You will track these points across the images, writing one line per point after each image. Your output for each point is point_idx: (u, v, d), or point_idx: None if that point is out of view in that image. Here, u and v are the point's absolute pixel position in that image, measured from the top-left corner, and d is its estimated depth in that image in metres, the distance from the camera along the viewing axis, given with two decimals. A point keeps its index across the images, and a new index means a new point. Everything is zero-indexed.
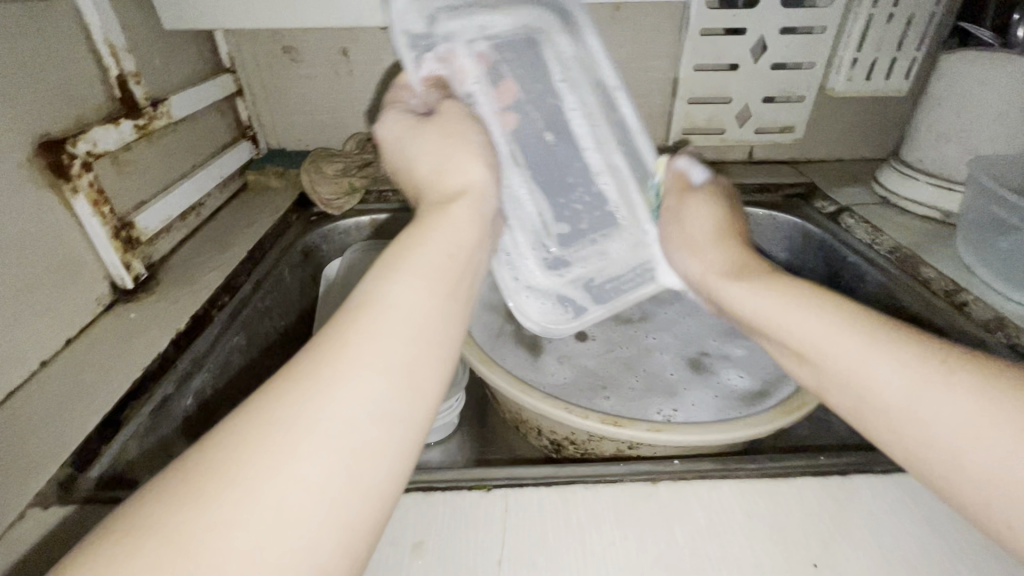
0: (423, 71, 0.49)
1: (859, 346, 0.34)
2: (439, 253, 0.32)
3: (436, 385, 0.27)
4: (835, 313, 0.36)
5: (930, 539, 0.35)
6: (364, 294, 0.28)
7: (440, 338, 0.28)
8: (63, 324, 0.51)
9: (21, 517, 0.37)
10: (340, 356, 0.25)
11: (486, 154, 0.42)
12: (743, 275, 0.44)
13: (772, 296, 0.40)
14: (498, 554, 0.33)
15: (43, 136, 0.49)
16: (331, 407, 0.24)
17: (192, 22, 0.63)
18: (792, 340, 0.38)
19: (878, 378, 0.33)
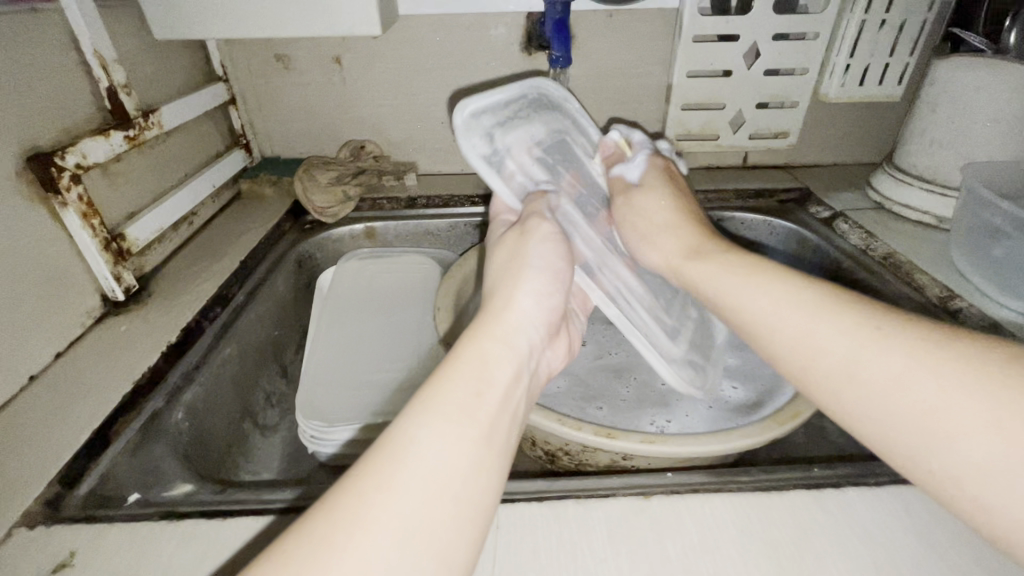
0: (509, 184, 0.49)
1: (809, 314, 0.35)
2: (471, 391, 0.30)
3: (466, 549, 0.26)
4: (783, 286, 0.37)
5: (923, 552, 0.34)
6: (388, 442, 0.27)
7: (471, 495, 0.27)
8: (52, 337, 0.51)
9: (8, 536, 0.36)
10: (354, 516, 0.25)
11: (558, 267, 0.43)
12: (701, 259, 0.44)
13: (727, 276, 0.41)
14: (490, 571, 0.33)
15: (32, 148, 0.49)
16: (341, 573, 0.23)
17: (183, 31, 0.63)
18: (746, 319, 0.38)
19: (824, 348, 0.33)
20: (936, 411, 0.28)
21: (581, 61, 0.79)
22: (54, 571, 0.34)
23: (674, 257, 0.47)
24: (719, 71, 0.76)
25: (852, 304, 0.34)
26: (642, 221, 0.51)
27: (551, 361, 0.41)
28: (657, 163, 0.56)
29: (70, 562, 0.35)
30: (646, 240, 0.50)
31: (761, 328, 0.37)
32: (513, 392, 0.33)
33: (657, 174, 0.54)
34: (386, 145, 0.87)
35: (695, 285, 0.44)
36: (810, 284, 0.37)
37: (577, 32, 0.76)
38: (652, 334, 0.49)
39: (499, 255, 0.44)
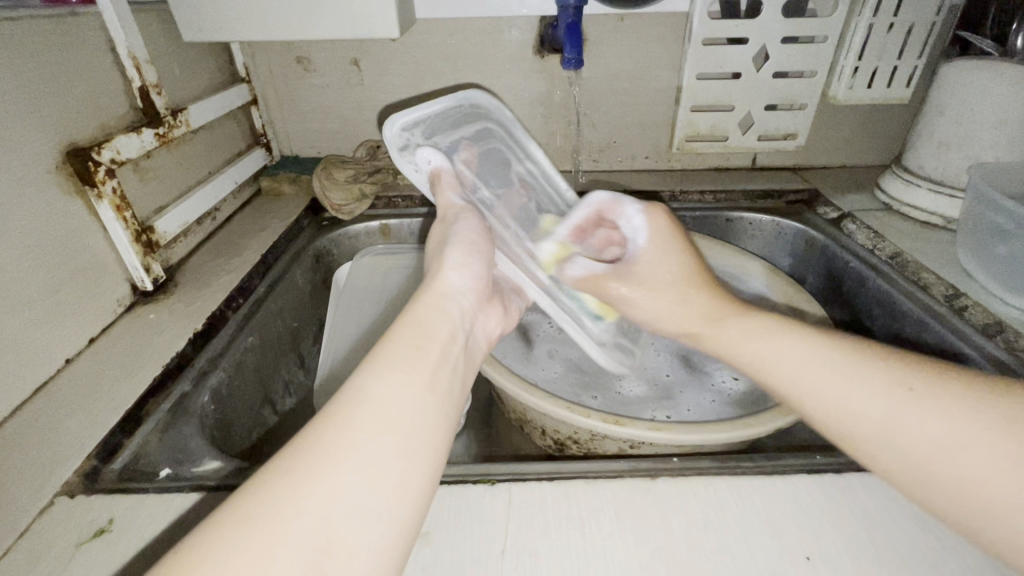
0: (432, 164, 0.50)
1: (831, 361, 0.38)
2: (408, 344, 0.34)
3: (420, 482, 0.29)
4: (812, 343, 0.40)
5: (921, 534, 0.36)
6: (344, 390, 0.30)
7: (419, 430, 0.30)
8: (86, 323, 0.53)
9: (51, 504, 0.39)
10: (325, 447, 0.27)
11: (480, 246, 0.46)
12: (728, 327, 0.44)
13: (765, 344, 0.42)
14: (501, 545, 0.35)
15: (70, 144, 0.51)
16: (314, 492, 0.26)
17: (211, 34, 0.65)
18: (783, 387, 0.40)
19: (870, 420, 0.35)
20: (974, 467, 0.31)
21: (592, 62, 0.80)
22: (93, 536, 0.37)
23: (689, 327, 0.46)
24: (728, 73, 0.78)
25: (891, 364, 0.37)
26: (635, 298, 0.48)
27: (487, 327, 0.44)
28: (659, 216, 0.50)
29: (109, 529, 0.37)
30: (652, 311, 0.48)
31: (794, 388, 0.39)
32: (454, 352, 0.36)
33: (658, 240, 0.49)
34: None
35: (732, 354, 0.43)
36: (845, 342, 0.39)
37: (589, 35, 0.78)
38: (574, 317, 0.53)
39: (430, 253, 0.47)
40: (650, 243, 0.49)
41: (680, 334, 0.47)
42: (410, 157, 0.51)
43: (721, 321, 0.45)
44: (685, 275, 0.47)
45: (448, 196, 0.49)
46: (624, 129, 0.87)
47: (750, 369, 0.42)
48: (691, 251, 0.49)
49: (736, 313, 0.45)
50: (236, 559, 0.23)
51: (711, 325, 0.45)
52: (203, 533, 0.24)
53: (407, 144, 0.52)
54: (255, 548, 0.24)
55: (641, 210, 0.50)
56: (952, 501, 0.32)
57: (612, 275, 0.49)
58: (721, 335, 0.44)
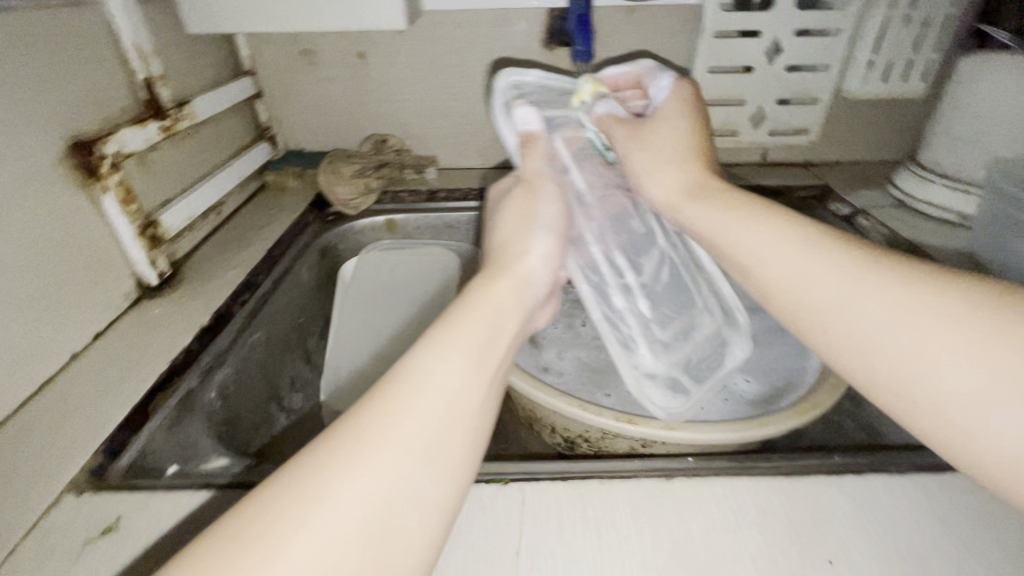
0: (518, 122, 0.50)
1: (798, 243, 0.34)
2: (483, 336, 0.34)
3: (470, 467, 0.29)
4: (784, 228, 0.36)
5: (946, 538, 0.35)
6: (412, 369, 0.30)
7: (477, 423, 0.30)
8: (91, 318, 0.53)
9: (56, 502, 0.38)
10: (382, 432, 0.27)
11: (563, 228, 0.47)
12: (703, 195, 0.42)
13: (729, 215, 0.39)
14: (516, 546, 0.34)
15: (74, 137, 0.50)
16: (371, 478, 0.25)
17: (216, 25, 0.65)
18: (743, 258, 0.37)
19: (845, 302, 0.31)
20: (943, 355, 0.27)
21: (602, 55, 0.79)
22: (98, 536, 0.36)
23: (673, 196, 0.44)
24: (739, 67, 0.77)
25: (864, 248, 0.33)
26: (639, 137, 0.46)
27: (539, 320, 0.45)
28: (681, 87, 0.49)
29: (115, 528, 0.36)
30: (639, 174, 0.46)
31: (756, 266, 0.36)
32: (516, 339, 0.37)
33: (675, 104, 0.48)
34: (407, 139, 0.88)
35: (697, 228, 0.41)
36: (820, 228, 0.35)
37: (599, 28, 0.77)
38: (627, 338, 0.48)
39: (511, 219, 0.48)
40: (664, 105, 0.48)
41: (660, 201, 0.45)
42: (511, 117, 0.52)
43: (698, 194, 0.42)
44: (683, 145, 0.45)
45: (536, 162, 0.50)
46: None
47: (720, 254, 0.40)
48: (702, 127, 0.47)
49: (717, 191, 0.41)
50: (285, 553, 0.22)
51: (689, 201, 0.42)
52: (247, 515, 0.24)
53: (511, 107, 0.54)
54: (316, 534, 0.23)
55: (672, 77, 0.50)
56: (904, 397, 0.28)
57: (625, 120, 0.48)
58: (693, 204, 0.42)
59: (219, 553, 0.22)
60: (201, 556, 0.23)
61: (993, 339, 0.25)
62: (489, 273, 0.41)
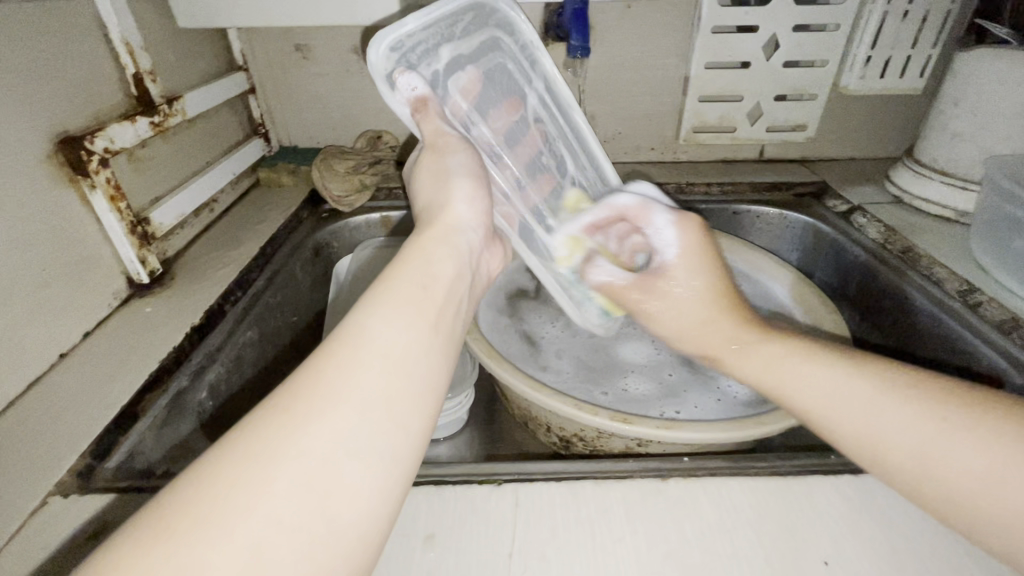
0: (403, 83, 0.42)
1: (868, 391, 0.36)
2: (416, 283, 0.33)
3: (420, 419, 0.28)
4: (851, 374, 0.37)
5: (941, 539, 0.34)
6: (343, 327, 0.29)
7: (423, 372, 0.29)
8: (80, 318, 0.52)
9: (43, 505, 0.38)
10: (318, 392, 0.26)
11: (483, 174, 0.44)
12: (747, 346, 0.44)
13: (794, 365, 0.40)
14: (509, 548, 0.34)
15: (62, 133, 0.50)
16: (311, 435, 0.25)
17: (208, 20, 0.64)
18: (807, 405, 0.38)
19: (901, 437, 0.33)
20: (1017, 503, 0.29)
21: (599, 50, 0.78)
22: (86, 539, 0.36)
23: (712, 350, 0.47)
24: (737, 63, 0.76)
25: (927, 389, 0.35)
26: (660, 314, 0.49)
27: (489, 266, 0.45)
28: (688, 228, 0.50)
29: (103, 531, 0.36)
30: (674, 328, 0.49)
31: (807, 408, 0.38)
32: (456, 285, 0.36)
33: (687, 251, 0.49)
34: (402, 135, 0.88)
35: (755, 379, 0.43)
36: (878, 372, 0.37)
37: (595, 22, 0.76)
38: (564, 279, 0.54)
39: (426, 185, 0.44)
40: (679, 256, 0.49)
41: (694, 348, 0.48)
42: (392, 82, 0.42)
43: (745, 346, 0.44)
44: (710, 297, 0.47)
45: (435, 123, 0.43)
46: (631, 119, 0.85)
47: (778, 399, 0.41)
48: (715, 258, 0.49)
49: (757, 339, 0.44)
50: (231, 517, 0.22)
51: (732, 352, 0.45)
52: (190, 488, 0.23)
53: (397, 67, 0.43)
54: (255, 497, 0.23)
55: (673, 223, 0.50)
56: (991, 538, 0.30)
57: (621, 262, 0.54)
58: (742, 359, 0.44)
59: (161, 519, 0.22)
60: (146, 524, 0.22)
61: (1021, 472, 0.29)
62: (420, 229, 0.40)
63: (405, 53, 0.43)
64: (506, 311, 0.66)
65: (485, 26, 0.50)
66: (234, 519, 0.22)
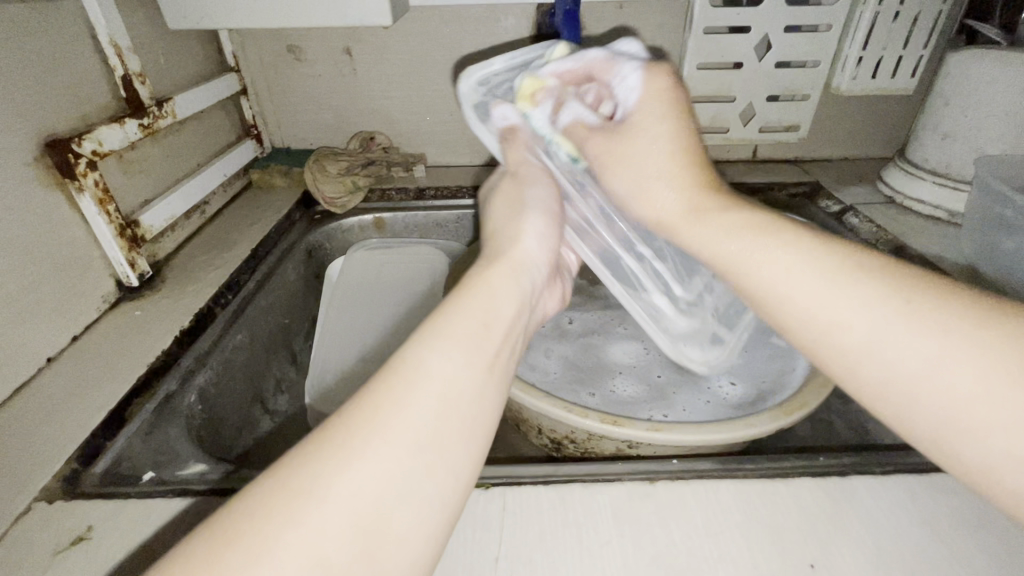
0: (494, 122, 0.48)
1: (817, 270, 0.31)
2: (476, 321, 0.31)
3: (468, 460, 0.27)
4: (800, 254, 0.32)
5: (929, 541, 0.34)
6: (401, 360, 0.28)
7: (475, 417, 0.28)
8: (68, 321, 0.52)
9: (28, 510, 0.37)
10: (371, 428, 0.25)
11: (556, 210, 0.45)
12: (703, 215, 0.36)
13: (739, 240, 0.34)
14: (496, 552, 0.34)
15: (49, 135, 0.49)
16: (364, 474, 0.24)
17: (198, 21, 0.64)
18: (755, 288, 0.33)
19: (834, 319, 0.30)
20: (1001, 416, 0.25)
21: (591, 51, 0.78)
22: (71, 544, 0.35)
23: (670, 220, 0.38)
24: (729, 63, 0.76)
25: (897, 274, 0.30)
26: (623, 196, 0.41)
27: (548, 307, 0.44)
28: (659, 75, 0.41)
29: (88, 536, 0.36)
30: (630, 188, 0.40)
31: (758, 277, 0.33)
32: (517, 327, 0.34)
33: (650, 97, 0.40)
34: (395, 137, 0.87)
35: (703, 252, 0.36)
36: (868, 259, 0.31)
37: (588, 23, 0.76)
38: (658, 312, 0.51)
39: (499, 213, 0.45)
40: (641, 104, 0.41)
41: (650, 216, 0.39)
42: (487, 121, 0.49)
43: (699, 215, 0.36)
44: (675, 159, 0.39)
45: (519, 153, 0.47)
46: None
47: (726, 270, 0.35)
48: (684, 116, 0.40)
49: (719, 207, 0.36)
50: (279, 550, 0.22)
51: (691, 219, 0.37)
52: (233, 514, 0.23)
53: (484, 100, 0.51)
54: (305, 535, 0.22)
55: (639, 68, 0.41)
56: (948, 449, 0.26)
57: (600, 129, 0.42)
58: (695, 228, 0.36)
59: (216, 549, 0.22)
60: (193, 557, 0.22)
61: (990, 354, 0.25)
62: (485, 260, 0.39)
63: (491, 99, 0.50)
64: None
65: None
66: (279, 554, 0.22)
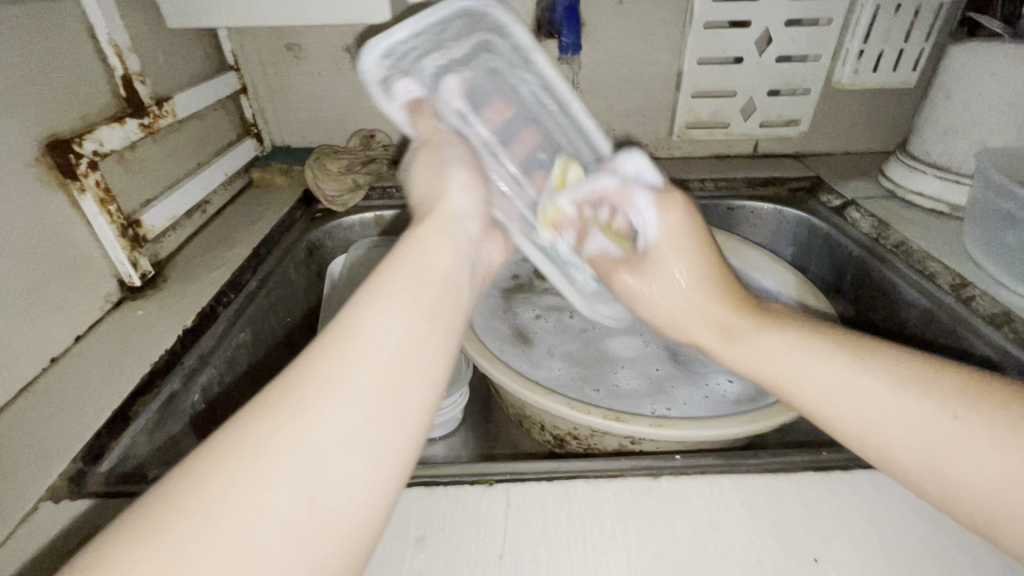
0: (397, 90, 0.46)
1: (879, 383, 0.35)
2: (411, 275, 0.32)
3: (418, 415, 0.27)
4: (857, 364, 0.36)
5: (932, 534, 0.35)
6: (341, 320, 0.29)
7: (419, 365, 0.28)
8: (71, 321, 0.52)
9: (35, 509, 0.38)
10: (310, 384, 0.26)
11: (476, 164, 0.46)
12: (737, 339, 0.43)
13: (795, 358, 0.39)
14: (500, 548, 0.34)
15: (50, 136, 0.49)
16: (304, 429, 0.24)
17: (197, 20, 0.64)
18: (812, 402, 0.37)
19: (908, 435, 0.33)
20: None
21: (591, 46, 0.78)
22: (78, 543, 0.36)
23: (711, 336, 0.45)
24: (729, 58, 0.76)
25: (967, 390, 0.33)
26: (647, 295, 0.49)
27: (489, 256, 0.44)
28: (674, 211, 0.47)
29: (94, 535, 0.36)
30: (668, 312, 0.48)
31: (816, 401, 0.37)
32: (458, 279, 0.34)
33: (673, 227, 0.47)
34: (395, 134, 0.87)
35: (747, 369, 0.42)
36: (902, 363, 0.36)
37: (588, 19, 0.76)
38: (568, 272, 0.54)
39: (420, 180, 0.45)
40: (663, 238, 0.47)
41: (684, 331, 0.48)
42: (388, 91, 0.46)
43: (740, 336, 0.43)
44: (705, 277, 0.46)
45: (429, 122, 0.47)
46: (624, 116, 0.85)
47: (778, 388, 0.40)
48: (706, 244, 0.47)
49: (750, 326, 0.43)
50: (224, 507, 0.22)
51: (725, 340, 0.44)
52: (183, 479, 0.23)
53: (389, 74, 0.46)
54: (246, 492, 0.22)
55: (653, 202, 0.48)
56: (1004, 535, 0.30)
57: (624, 262, 0.50)
58: (742, 347, 0.42)
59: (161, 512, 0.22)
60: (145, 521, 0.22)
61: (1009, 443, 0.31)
62: (419, 219, 0.40)
63: (404, 56, 0.46)
64: (500, 309, 0.66)
65: (478, 28, 0.49)
66: (223, 510, 0.22)
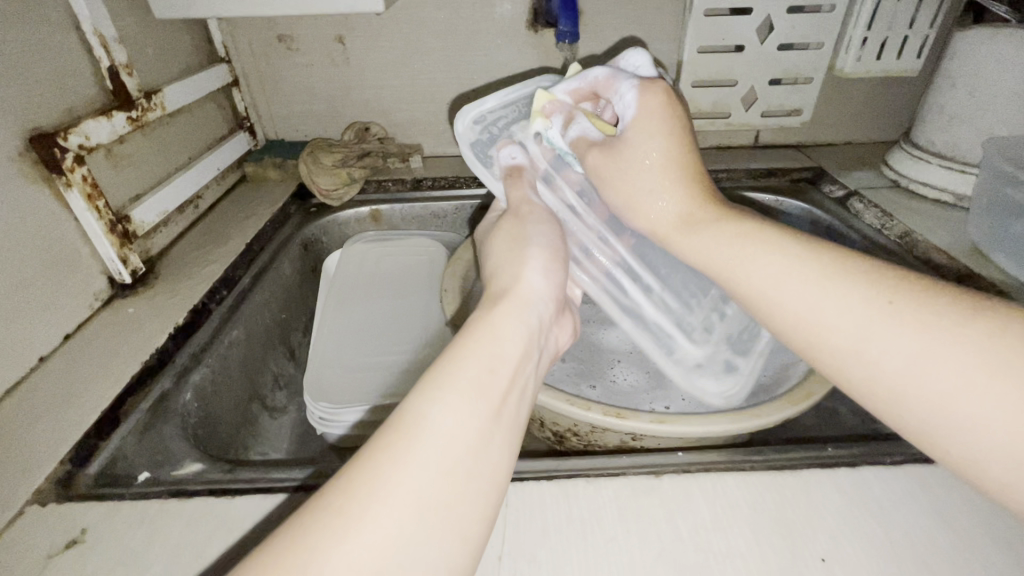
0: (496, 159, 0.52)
1: (822, 275, 0.32)
2: (482, 367, 0.30)
3: (479, 522, 0.25)
4: (800, 253, 0.33)
5: (941, 531, 0.34)
6: (406, 416, 0.27)
7: (484, 470, 0.26)
8: (59, 320, 0.51)
9: (20, 513, 0.37)
10: (371, 489, 0.24)
11: (559, 246, 0.45)
12: (692, 228, 0.38)
13: (744, 245, 0.35)
14: (498, 551, 0.33)
15: (33, 130, 0.48)
16: (363, 544, 0.22)
17: (184, 9, 0.62)
18: (748, 291, 0.34)
19: (839, 320, 0.30)
20: (941, 382, 0.27)
21: (589, 36, 0.77)
22: (65, 548, 0.35)
23: (666, 228, 0.40)
24: (730, 47, 0.74)
25: (924, 292, 0.29)
26: (608, 174, 0.42)
27: (558, 338, 0.41)
28: (655, 94, 0.40)
29: (80, 540, 0.35)
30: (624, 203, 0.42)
31: (767, 297, 0.33)
32: (523, 366, 0.32)
33: (649, 104, 0.40)
34: (391, 127, 0.86)
35: (698, 262, 0.38)
36: (862, 261, 0.32)
37: (586, 7, 0.74)
38: (664, 340, 0.51)
39: (501, 248, 0.45)
40: (637, 117, 0.40)
41: (653, 228, 0.41)
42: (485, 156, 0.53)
43: (697, 228, 0.38)
44: (669, 163, 0.39)
45: (521, 191, 0.49)
46: None
47: (719, 280, 0.37)
48: (685, 141, 0.40)
49: (715, 217, 0.37)
50: None
51: (684, 232, 0.38)
52: None
53: (482, 139, 0.54)
54: None
55: (635, 84, 0.40)
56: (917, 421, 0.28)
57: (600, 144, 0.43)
58: (694, 241, 0.38)
59: None
60: None
61: (940, 333, 0.27)
62: (489, 299, 0.38)
63: (491, 127, 0.54)
64: None
65: None
66: None
